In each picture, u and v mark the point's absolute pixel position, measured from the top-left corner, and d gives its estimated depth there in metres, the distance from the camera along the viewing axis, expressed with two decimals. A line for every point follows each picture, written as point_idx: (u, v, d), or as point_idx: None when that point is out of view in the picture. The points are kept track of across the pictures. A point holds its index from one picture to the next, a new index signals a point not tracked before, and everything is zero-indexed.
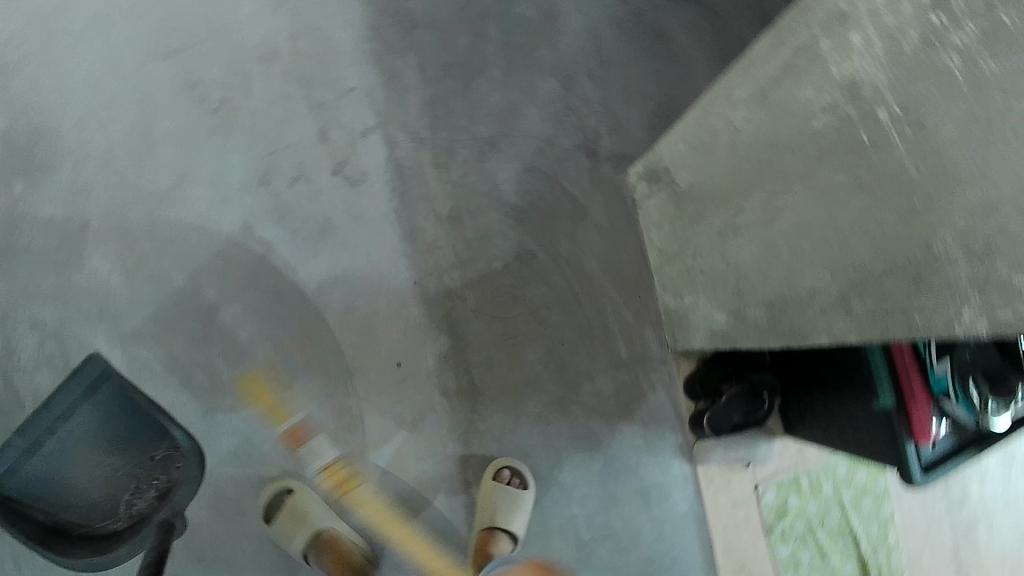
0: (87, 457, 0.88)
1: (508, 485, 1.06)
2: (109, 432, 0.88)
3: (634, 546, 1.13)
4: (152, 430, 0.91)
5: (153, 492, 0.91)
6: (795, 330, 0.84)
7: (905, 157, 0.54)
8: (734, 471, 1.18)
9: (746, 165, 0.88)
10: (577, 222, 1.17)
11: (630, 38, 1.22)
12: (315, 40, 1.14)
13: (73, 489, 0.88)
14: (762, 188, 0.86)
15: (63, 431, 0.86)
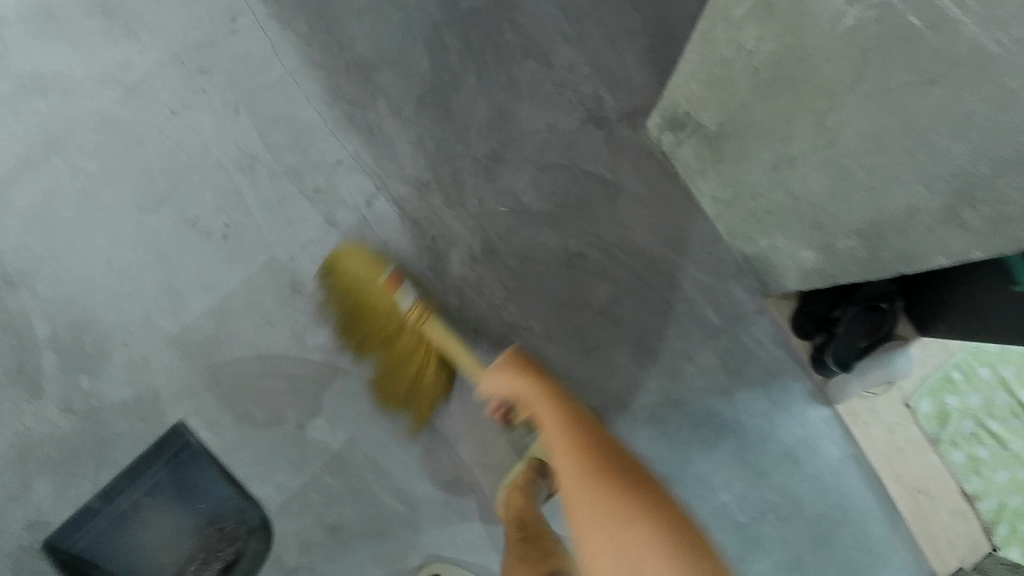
0: (157, 528, 1.05)
1: None
2: (187, 504, 1.06)
3: (798, 512, 1.08)
4: (225, 500, 1.06)
5: (221, 560, 1.05)
6: (902, 254, 0.74)
7: (979, 34, 0.52)
8: (878, 395, 1.10)
9: (775, 88, 0.76)
10: (614, 201, 1.07)
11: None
12: (285, 128, 1.09)
13: (134, 561, 1.04)
14: (803, 109, 0.74)
15: (139, 495, 1.05)
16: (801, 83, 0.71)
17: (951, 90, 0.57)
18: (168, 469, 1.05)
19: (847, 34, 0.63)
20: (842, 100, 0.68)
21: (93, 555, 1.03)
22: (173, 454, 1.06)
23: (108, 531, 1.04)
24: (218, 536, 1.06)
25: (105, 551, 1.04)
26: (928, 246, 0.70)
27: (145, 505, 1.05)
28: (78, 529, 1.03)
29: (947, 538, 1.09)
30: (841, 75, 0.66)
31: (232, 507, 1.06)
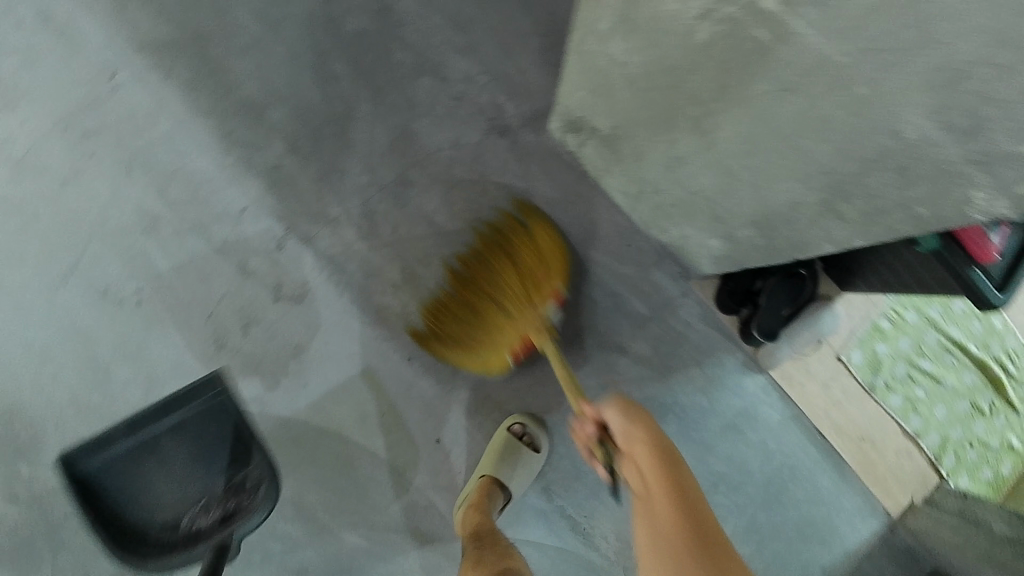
0: (163, 466, 0.97)
1: (521, 442, 1.04)
2: (193, 448, 0.97)
3: (749, 478, 1.15)
4: (231, 453, 0.98)
5: (216, 513, 0.96)
6: (795, 242, 0.76)
7: (823, 46, 0.51)
8: (809, 356, 1.11)
9: (653, 96, 0.74)
10: (528, 209, 1.06)
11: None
12: (183, 181, 1.07)
13: (149, 495, 0.97)
14: (682, 114, 0.73)
15: (148, 433, 0.97)
16: (676, 92, 0.70)
17: (810, 97, 0.56)
18: (185, 412, 0.98)
19: (703, 47, 0.61)
20: (713, 107, 0.67)
21: (105, 483, 0.96)
22: (204, 392, 0.98)
23: (132, 459, 0.97)
24: (218, 487, 0.97)
25: (122, 479, 0.97)
26: (815, 235, 0.72)
27: (161, 441, 0.97)
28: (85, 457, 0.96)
29: (894, 481, 1.12)
30: (708, 84, 0.65)
31: (243, 458, 0.98)
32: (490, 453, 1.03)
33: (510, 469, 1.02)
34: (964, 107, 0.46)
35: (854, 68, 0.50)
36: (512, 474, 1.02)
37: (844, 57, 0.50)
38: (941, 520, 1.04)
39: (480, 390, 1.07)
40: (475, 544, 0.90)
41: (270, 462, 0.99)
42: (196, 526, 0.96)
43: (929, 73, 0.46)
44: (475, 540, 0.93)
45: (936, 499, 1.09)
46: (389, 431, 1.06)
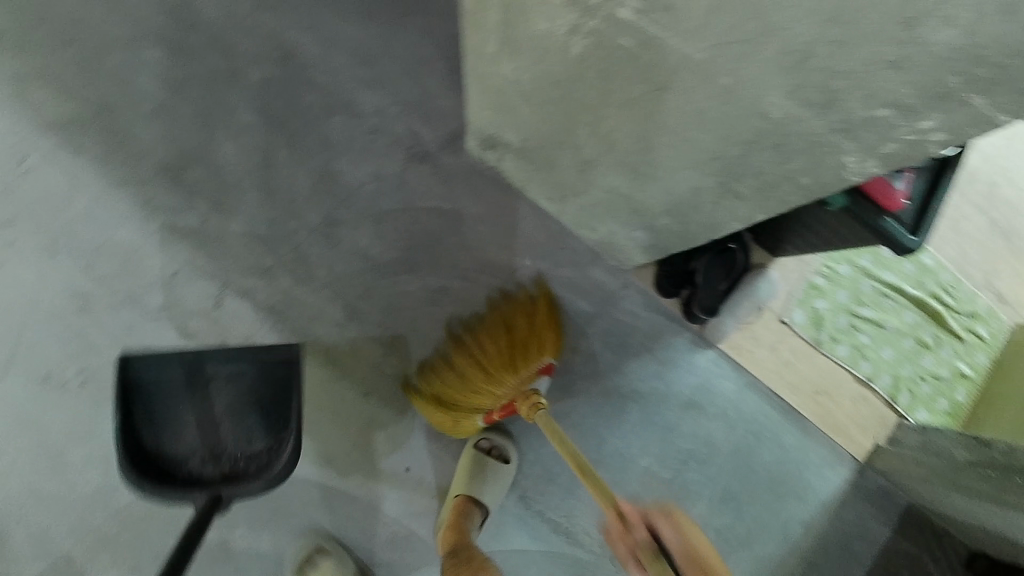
0: (197, 404, 0.96)
1: (489, 456, 1.06)
2: (239, 403, 0.97)
3: (714, 452, 1.16)
4: (275, 425, 0.97)
5: (221, 471, 0.94)
6: (707, 225, 0.78)
7: (682, 45, 0.52)
8: (754, 323, 1.15)
9: (548, 107, 0.76)
10: (458, 228, 1.09)
11: (373, 23, 1.10)
12: (109, 254, 1.06)
13: (178, 424, 0.95)
14: (578, 120, 0.75)
15: (206, 371, 0.97)
16: (569, 103, 0.72)
17: (682, 91, 0.57)
18: (263, 363, 0.98)
19: (580, 58, 0.63)
20: (605, 111, 0.69)
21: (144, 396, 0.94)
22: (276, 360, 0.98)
23: (184, 383, 0.96)
24: (239, 444, 0.96)
25: (162, 400, 0.95)
26: (723, 217, 0.74)
27: (219, 379, 0.97)
28: (157, 365, 0.95)
29: (855, 428, 1.15)
30: (593, 91, 0.67)
31: (275, 433, 0.97)
32: (462, 471, 1.06)
33: (482, 484, 1.04)
34: (819, 86, 0.46)
35: (710, 63, 0.51)
36: (484, 489, 1.04)
37: (700, 54, 0.51)
38: (906, 458, 1.06)
39: None
40: (453, 559, 0.94)
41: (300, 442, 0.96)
42: (197, 472, 0.94)
43: (780, 54, 0.46)
44: (453, 556, 0.95)
45: (898, 438, 1.12)
46: (359, 467, 1.08)
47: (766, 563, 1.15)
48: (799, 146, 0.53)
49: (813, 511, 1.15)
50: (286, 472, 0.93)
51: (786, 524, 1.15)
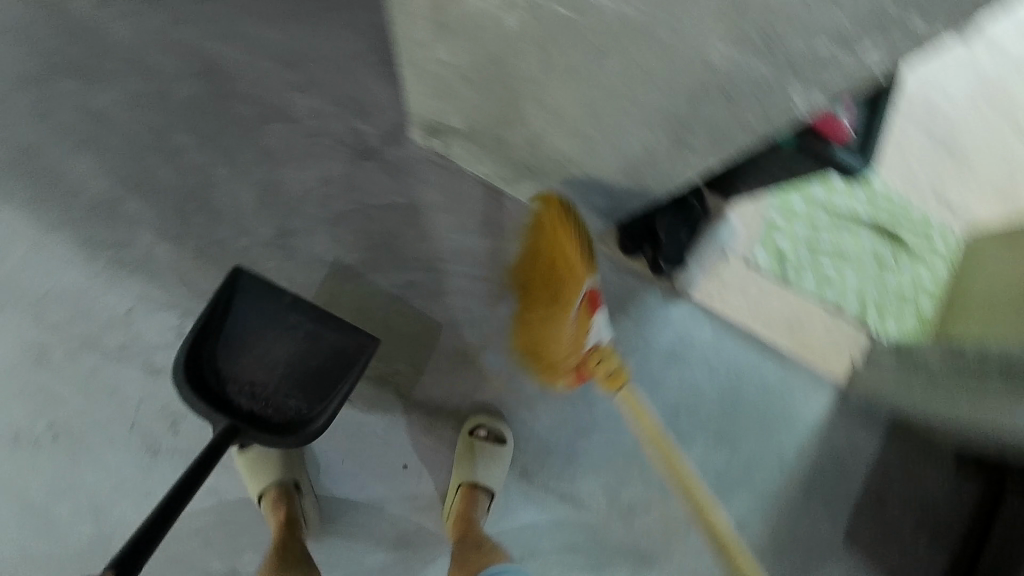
0: (264, 340, 0.97)
1: (486, 441, 1.06)
2: (294, 365, 0.97)
3: (700, 400, 1.18)
4: (321, 398, 0.96)
5: (249, 408, 0.91)
6: (665, 181, 0.78)
7: (615, 6, 0.51)
8: (720, 268, 1.18)
9: (490, 85, 0.75)
10: (416, 220, 1.07)
11: (294, 25, 1.07)
12: (60, 301, 1.02)
13: (242, 348, 0.95)
14: (522, 95, 0.74)
15: (290, 319, 0.98)
16: (510, 79, 0.71)
17: (622, 53, 0.57)
18: (335, 338, 0.99)
19: (515, 33, 0.62)
20: (547, 82, 0.68)
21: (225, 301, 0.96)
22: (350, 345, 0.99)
23: (267, 314, 0.97)
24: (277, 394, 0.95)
25: (234, 316, 0.96)
26: (680, 171, 0.73)
27: (294, 332, 0.99)
28: (258, 292, 0.97)
29: (831, 353, 1.18)
30: (532, 64, 0.66)
31: (314, 404, 0.96)
32: (461, 460, 1.05)
33: (483, 470, 1.04)
34: (758, 28, 0.45)
35: (647, 21, 0.51)
36: (484, 476, 1.04)
37: (635, 12, 0.51)
38: (883, 369, 1.11)
39: (431, 404, 1.09)
40: (461, 546, 0.96)
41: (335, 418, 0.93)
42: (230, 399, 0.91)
43: (716, 5, 0.45)
44: (462, 542, 0.98)
45: (873, 354, 1.16)
46: (355, 472, 1.08)
47: (768, 496, 1.18)
48: (748, 88, 0.52)
49: (804, 438, 1.19)
50: (313, 438, 0.90)
51: (780, 455, 1.19)
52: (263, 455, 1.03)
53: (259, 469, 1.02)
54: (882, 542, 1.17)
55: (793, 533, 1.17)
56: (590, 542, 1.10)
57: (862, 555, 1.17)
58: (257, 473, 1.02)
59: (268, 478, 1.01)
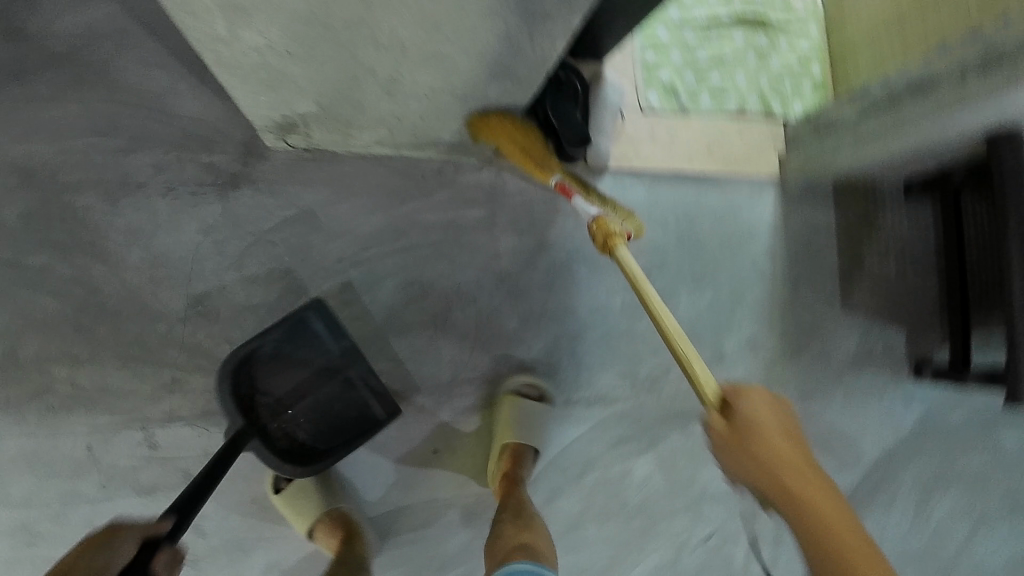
0: (307, 369, 0.98)
1: (529, 400, 1.06)
2: (319, 409, 0.99)
3: (664, 254, 1.16)
4: (325, 438, 0.99)
5: (263, 424, 0.94)
6: (538, 63, 0.73)
7: None
8: (625, 124, 1.14)
9: (317, 53, 0.67)
10: (319, 221, 1.01)
11: (87, 91, 0.96)
12: (15, 475, 0.95)
13: (282, 365, 0.96)
14: (353, 48, 0.67)
15: (338, 361, 0.99)
16: (332, 33, 0.63)
17: None
18: (370, 399, 1.00)
19: None
20: (371, 19, 0.61)
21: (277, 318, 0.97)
22: (382, 408, 1.00)
23: (322, 350, 0.98)
24: (294, 419, 0.97)
25: (286, 335, 0.95)
26: (547, 44, 0.68)
27: (339, 373, 0.99)
28: (324, 332, 0.96)
29: (755, 156, 1.19)
30: (347, 7, 0.59)
31: (317, 443, 0.98)
32: (502, 422, 1.04)
33: (527, 430, 1.03)
34: None
35: None
36: (523, 439, 1.02)
37: None
38: (808, 147, 1.13)
39: (427, 384, 1.06)
40: (502, 513, 0.96)
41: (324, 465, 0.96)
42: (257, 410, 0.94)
43: None
44: (504, 505, 0.97)
45: (792, 137, 1.18)
46: (391, 477, 1.06)
47: (763, 305, 1.20)
48: None
49: (769, 239, 1.20)
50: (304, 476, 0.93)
51: (757, 266, 1.20)
52: (303, 487, 0.98)
53: (301, 501, 0.98)
54: (874, 295, 1.24)
55: (798, 326, 1.21)
56: (632, 428, 1.12)
57: (861, 315, 1.24)
58: (305, 512, 0.98)
59: (313, 509, 0.98)
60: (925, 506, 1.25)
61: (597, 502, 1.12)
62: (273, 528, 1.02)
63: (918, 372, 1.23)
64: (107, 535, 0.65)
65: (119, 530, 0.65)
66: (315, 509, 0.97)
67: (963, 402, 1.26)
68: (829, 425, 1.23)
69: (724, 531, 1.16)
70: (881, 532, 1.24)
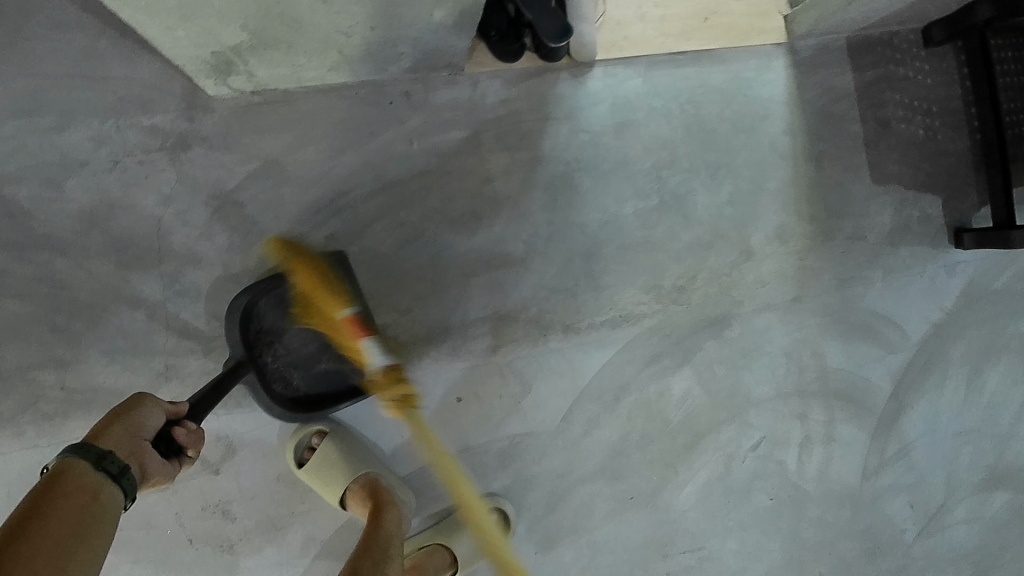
0: None
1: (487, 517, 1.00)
2: (323, 363, 0.92)
3: (673, 150, 1.05)
4: (320, 390, 0.92)
5: (263, 360, 0.88)
6: None
7: None
8: (607, 8, 1.00)
9: None
10: (287, 172, 0.91)
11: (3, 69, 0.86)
12: (23, 490, 0.89)
13: (294, 311, 0.90)
14: None
15: None
16: None
17: None
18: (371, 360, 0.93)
19: None
20: None
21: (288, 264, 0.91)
22: None
23: None
24: (294, 364, 0.90)
25: None
26: None
27: None
28: None
29: (757, 20, 1.05)
30: None
31: (313, 392, 0.92)
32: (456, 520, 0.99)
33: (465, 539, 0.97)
34: None
35: None
36: (463, 558, 0.97)
37: None
38: (817, 4, 0.99)
39: (437, 330, 0.98)
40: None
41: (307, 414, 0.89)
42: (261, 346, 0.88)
43: None
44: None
45: None
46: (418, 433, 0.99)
47: (788, 189, 1.09)
48: None
49: (785, 115, 1.08)
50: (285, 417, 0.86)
51: (776, 146, 1.08)
52: (328, 456, 0.92)
53: (327, 472, 0.92)
54: (906, 163, 1.12)
55: (828, 206, 1.10)
56: (664, 343, 1.06)
57: (893, 186, 1.12)
58: (332, 481, 0.92)
59: (341, 478, 0.91)
60: (979, 377, 1.16)
61: (638, 426, 1.06)
62: (305, 502, 0.97)
63: (959, 242, 1.13)
64: (126, 400, 0.67)
65: (141, 397, 0.67)
66: (342, 478, 0.91)
67: (1011, 262, 1.17)
68: (874, 308, 1.13)
69: (772, 437, 1.11)
70: (936, 413, 1.15)
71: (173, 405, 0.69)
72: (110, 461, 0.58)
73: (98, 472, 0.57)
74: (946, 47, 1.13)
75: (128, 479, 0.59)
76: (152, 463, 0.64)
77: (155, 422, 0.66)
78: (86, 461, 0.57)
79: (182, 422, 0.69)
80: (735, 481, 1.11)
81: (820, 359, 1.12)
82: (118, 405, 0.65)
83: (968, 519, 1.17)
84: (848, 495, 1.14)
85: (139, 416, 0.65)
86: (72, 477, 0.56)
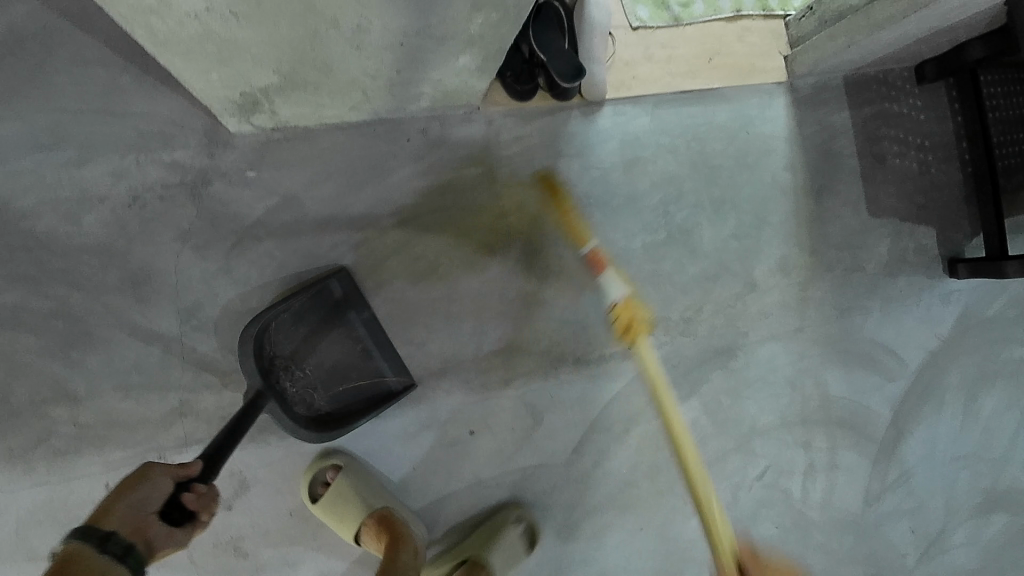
0: (327, 337, 0.93)
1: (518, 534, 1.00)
2: (339, 380, 0.93)
3: (681, 185, 1.07)
4: (343, 404, 0.93)
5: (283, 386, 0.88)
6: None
7: None
8: (616, 48, 1.03)
9: (270, 17, 0.56)
10: (304, 207, 0.92)
11: (24, 103, 0.87)
12: (33, 527, 0.88)
13: (303, 334, 0.91)
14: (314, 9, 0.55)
15: (357, 329, 0.94)
16: None
17: None
18: (387, 369, 0.96)
19: None
20: None
21: (292, 289, 0.92)
22: (397, 378, 0.96)
23: (341, 319, 0.94)
24: (313, 385, 0.91)
25: (309, 302, 0.91)
26: None
27: (358, 341, 0.95)
28: (345, 300, 0.93)
29: (760, 60, 1.09)
30: None
31: (334, 410, 0.92)
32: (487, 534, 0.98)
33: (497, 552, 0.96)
34: None
35: None
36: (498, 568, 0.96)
37: None
38: (818, 47, 1.03)
39: (451, 363, 0.98)
40: None
41: (336, 432, 0.90)
42: (278, 372, 0.88)
43: None
44: None
45: (798, 37, 1.08)
46: (431, 465, 1.00)
47: (791, 222, 1.11)
48: None
49: (787, 152, 1.11)
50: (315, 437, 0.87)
51: (779, 182, 1.11)
52: (341, 490, 0.92)
53: (341, 506, 0.92)
54: (902, 197, 1.16)
55: (830, 239, 1.13)
56: (672, 374, 1.08)
57: (890, 219, 1.15)
58: (346, 514, 0.92)
59: (355, 511, 0.91)
60: (974, 403, 1.18)
61: (647, 455, 1.07)
62: (317, 537, 0.97)
63: (954, 272, 1.15)
64: (133, 473, 0.64)
65: (146, 468, 0.65)
66: (355, 511, 0.91)
67: (1003, 293, 1.20)
68: (875, 338, 1.15)
69: (777, 465, 1.12)
70: (935, 439, 1.17)
71: (181, 467, 0.66)
72: (113, 541, 0.56)
73: (102, 555, 0.55)
74: (938, 84, 1.17)
75: (134, 556, 0.57)
76: (160, 535, 0.61)
77: (160, 493, 0.63)
78: (89, 544, 0.55)
79: (191, 486, 0.65)
80: (740, 509, 1.11)
81: (824, 387, 1.13)
82: (120, 481, 0.63)
83: (966, 543, 1.19)
84: (852, 522, 1.15)
85: (144, 490, 0.62)
86: (77, 564, 0.53)
